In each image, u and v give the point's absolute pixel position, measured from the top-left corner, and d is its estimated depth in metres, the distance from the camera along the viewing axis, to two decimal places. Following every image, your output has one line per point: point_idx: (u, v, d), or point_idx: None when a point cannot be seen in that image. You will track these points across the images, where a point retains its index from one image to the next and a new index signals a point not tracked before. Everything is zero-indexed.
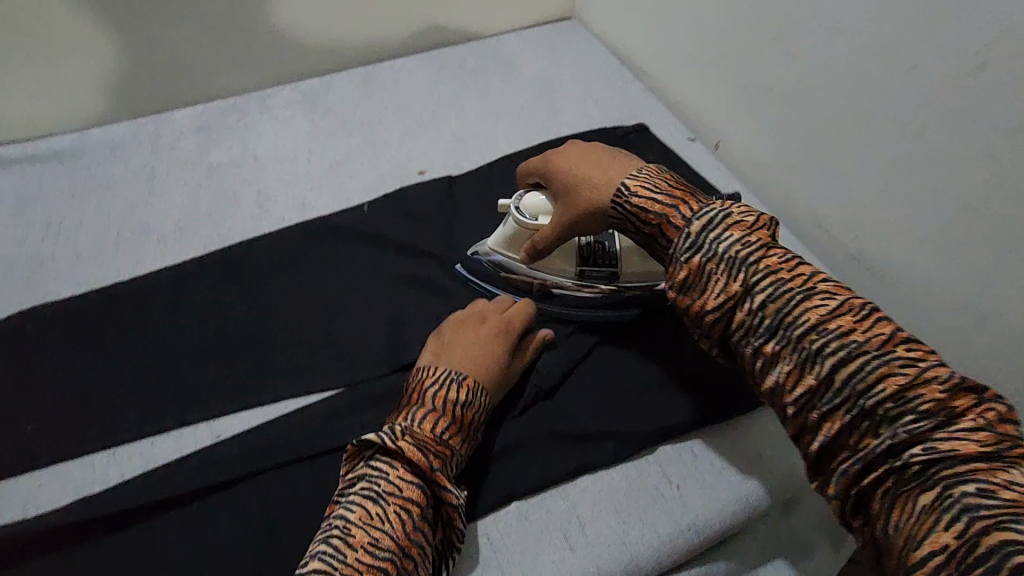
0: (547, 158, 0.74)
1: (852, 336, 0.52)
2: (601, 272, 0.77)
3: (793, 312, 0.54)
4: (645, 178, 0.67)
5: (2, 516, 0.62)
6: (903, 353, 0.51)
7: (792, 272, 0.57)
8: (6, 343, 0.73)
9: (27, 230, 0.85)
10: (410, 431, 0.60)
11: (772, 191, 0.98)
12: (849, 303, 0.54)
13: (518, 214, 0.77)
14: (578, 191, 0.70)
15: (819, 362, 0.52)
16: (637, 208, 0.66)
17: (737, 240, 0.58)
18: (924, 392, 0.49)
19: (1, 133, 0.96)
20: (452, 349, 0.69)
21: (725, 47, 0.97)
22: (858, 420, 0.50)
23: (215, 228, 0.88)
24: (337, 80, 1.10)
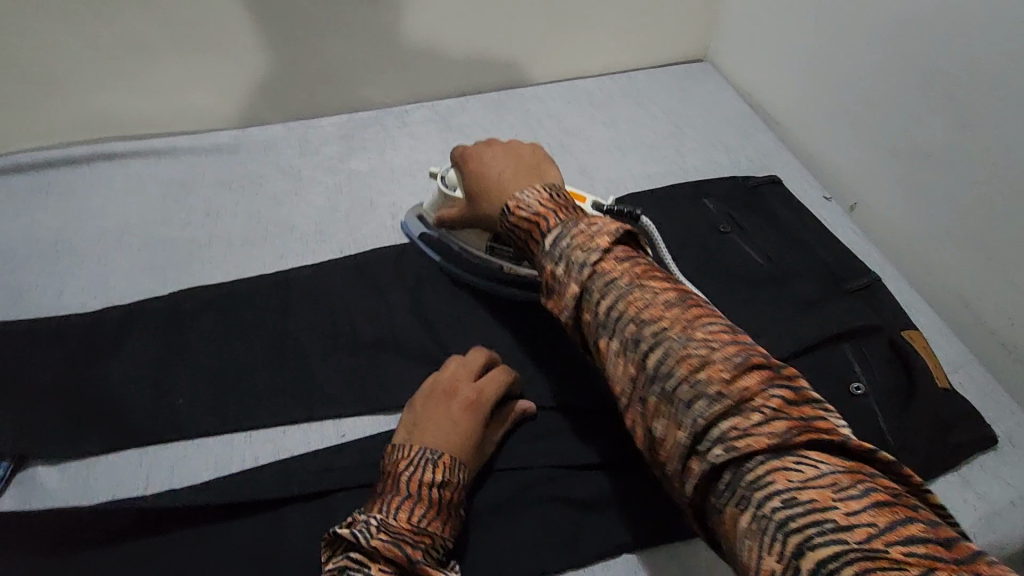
0: (464, 150, 0.76)
1: (716, 386, 0.48)
2: (510, 257, 0.80)
3: (658, 351, 0.52)
4: (526, 195, 0.65)
5: (155, 479, 0.68)
6: (764, 393, 0.48)
7: (662, 309, 0.54)
8: (165, 318, 0.80)
9: (189, 216, 0.94)
10: (385, 526, 0.55)
11: (912, 262, 0.92)
12: (716, 340, 0.51)
13: (442, 185, 0.82)
14: (482, 197, 0.73)
15: (682, 411, 0.49)
16: (518, 227, 0.65)
17: (609, 273, 0.56)
18: (775, 426, 0.46)
19: (174, 124, 1.05)
20: (426, 425, 0.65)
21: (879, 108, 0.93)
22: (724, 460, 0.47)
23: (349, 233, 0.93)
24: (471, 103, 1.14)
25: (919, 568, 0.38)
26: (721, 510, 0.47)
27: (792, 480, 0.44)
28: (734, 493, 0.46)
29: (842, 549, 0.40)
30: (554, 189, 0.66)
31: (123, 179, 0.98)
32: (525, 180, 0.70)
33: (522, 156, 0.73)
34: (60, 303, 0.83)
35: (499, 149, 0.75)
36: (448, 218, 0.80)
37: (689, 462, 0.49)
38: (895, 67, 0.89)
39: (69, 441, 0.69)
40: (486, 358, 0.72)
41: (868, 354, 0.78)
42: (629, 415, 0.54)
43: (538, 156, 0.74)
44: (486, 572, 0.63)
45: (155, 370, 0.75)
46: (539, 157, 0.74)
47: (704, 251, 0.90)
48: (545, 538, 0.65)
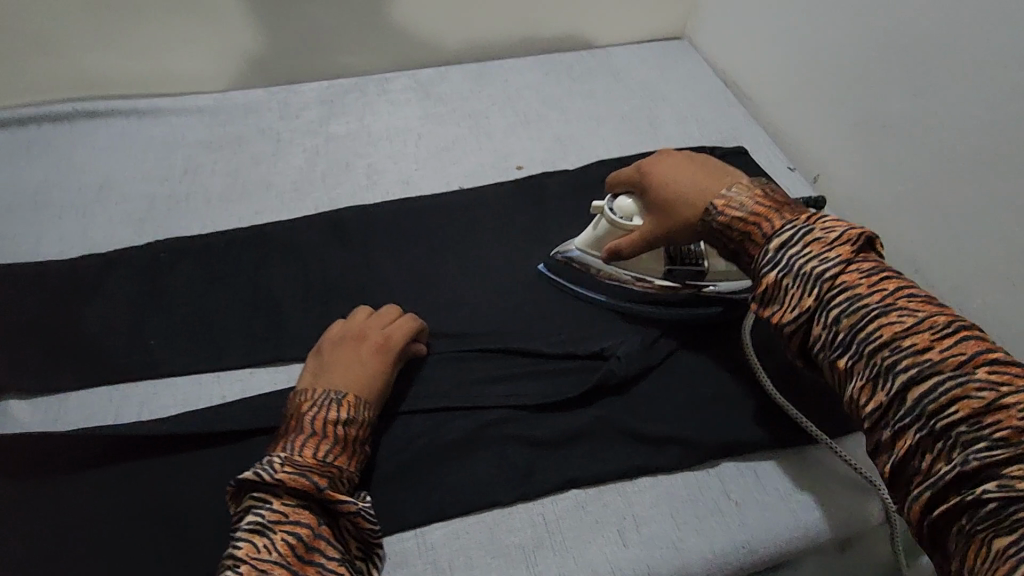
0: (641, 171, 0.76)
1: (925, 359, 0.50)
2: (687, 269, 0.78)
3: (866, 326, 0.53)
4: (734, 193, 0.67)
5: (127, 412, 0.71)
6: (986, 378, 0.47)
7: (871, 286, 0.54)
8: (143, 265, 0.82)
9: (170, 172, 0.96)
10: (290, 461, 0.59)
11: (870, 230, 0.95)
12: (931, 320, 0.51)
13: (609, 214, 0.77)
14: (679, 205, 0.70)
15: (891, 379, 0.51)
16: (725, 224, 0.66)
17: (815, 255, 0.57)
18: (1000, 419, 0.46)
19: (157, 85, 1.07)
20: (332, 369, 0.68)
21: (844, 82, 0.96)
22: (939, 448, 0.48)
23: (326, 192, 0.95)
24: (451, 73, 1.16)
25: None
26: (933, 491, 0.48)
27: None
28: (960, 479, 0.46)
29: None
30: (757, 185, 0.68)
31: (104, 136, 1.00)
32: (719, 182, 0.70)
33: (699, 161, 0.73)
34: (39, 252, 0.85)
35: (674, 158, 0.74)
36: (629, 244, 0.76)
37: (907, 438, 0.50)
38: (860, 42, 0.92)
39: (45, 376, 0.72)
40: (393, 308, 0.75)
41: None
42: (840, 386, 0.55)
43: (714, 161, 0.74)
44: (440, 503, 0.66)
45: (130, 313, 0.78)
46: (716, 161, 0.74)
47: None
48: (499, 473, 0.68)
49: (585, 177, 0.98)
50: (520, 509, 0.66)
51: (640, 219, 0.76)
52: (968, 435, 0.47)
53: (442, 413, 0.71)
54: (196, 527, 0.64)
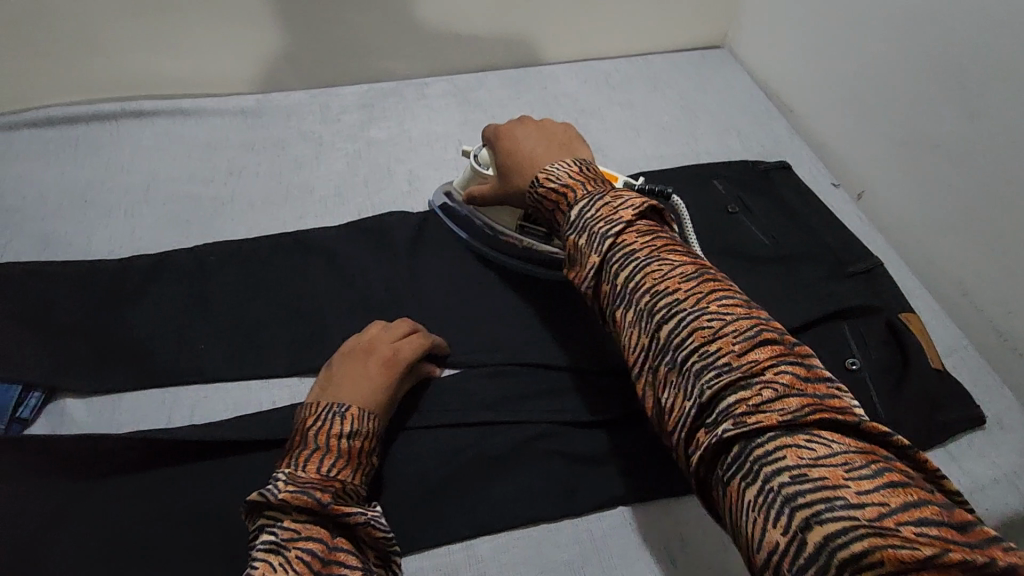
0: (498, 133, 0.80)
1: (698, 312, 0.53)
2: (540, 231, 0.83)
3: (649, 285, 0.56)
4: (556, 167, 0.70)
5: (176, 416, 0.72)
6: (754, 338, 0.50)
7: (660, 251, 0.58)
8: (190, 268, 0.83)
9: (213, 174, 0.97)
10: (292, 478, 0.57)
11: (914, 250, 0.95)
12: (712, 285, 0.54)
13: (473, 162, 0.85)
14: (515, 171, 0.76)
15: (698, 380, 0.50)
16: (545, 195, 0.69)
17: (608, 222, 0.60)
18: (769, 377, 0.48)
19: (200, 87, 1.08)
20: (339, 382, 0.68)
21: (892, 99, 0.94)
22: (705, 400, 0.49)
23: (366, 198, 0.96)
24: (490, 79, 1.16)
25: (937, 550, 0.37)
26: (726, 482, 0.47)
27: (803, 456, 0.44)
28: (743, 465, 0.46)
29: (849, 523, 0.39)
30: (583, 164, 0.71)
31: (149, 136, 1.01)
32: (555, 154, 0.75)
33: (550, 132, 0.79)
34: (89, 252, 0.87)
35: (531, 126, 0.79)
36: (480, 196, 0.83)
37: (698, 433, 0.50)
38: (908, 59, 0.90)
39: (95, 377, 0.73)
40: (405, 322, 0.75)
41: (865, 334, 0.80)
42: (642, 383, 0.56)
43: (567, 134, 0.79)
44: (489, 516, 0.66)
45: (178, 316, 0.79)
46: (569, 135, 0.79)
47: (713, 230, 0.92)
48: (544, 488, 0.68)
49: None
50: (566, 525, 0.67)
51: (493, 173, 0.83)
52: (750, 427, 0.46)
53: (488, 427, 0.72)
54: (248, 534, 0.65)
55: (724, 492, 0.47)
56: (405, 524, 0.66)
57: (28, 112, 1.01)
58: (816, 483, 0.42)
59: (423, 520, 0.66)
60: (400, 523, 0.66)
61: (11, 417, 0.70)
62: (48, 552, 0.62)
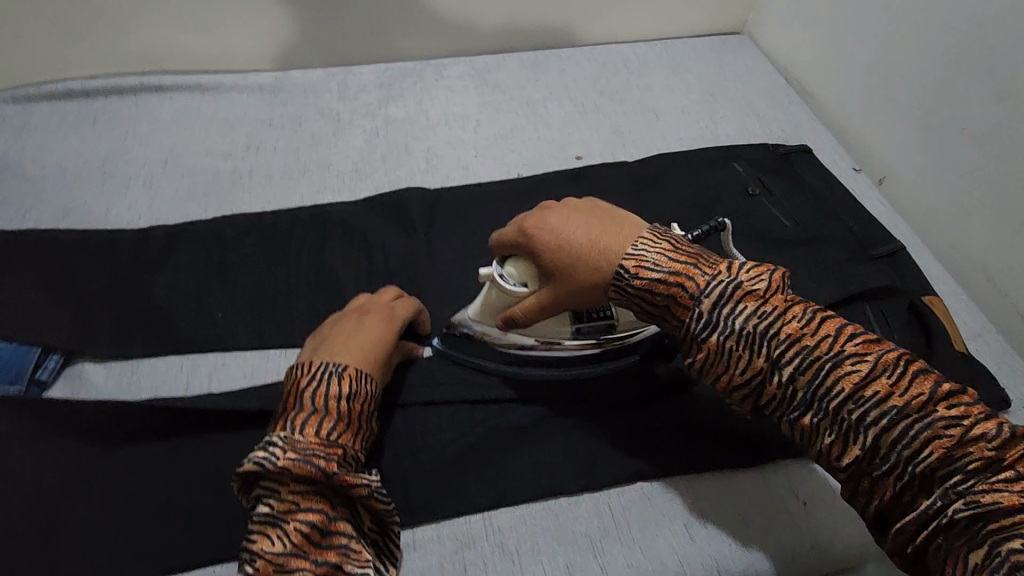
0: (525, 231, 0.63)
1: (880, 401, 0.49)
2: (599, 325, 0.69)
3: (825, 381, 0.51)
4: (642, 249, 0.59)
5: (195, 384, 0.72)
6: (942, 413, 0.48)
7: (816, 336, 0.52)
8: (209, 239, 0.83)
9: (232, 149, 0.97)
10: (292, 444, 0.56)
11: (937, 236, 0.94)
12: (882, 363, 0.50)
13: (501, 284, 0.66)
14: (576, 270, 0.61)
15: (862, 433, 0.50)
16: (645, 287, 0.58)
17: (753, 312, 0.54)
18: (971, 451, 0.46)
19: (219, 63, 1.08)
20: (331, 343, 0.66)
21: (918, 83, 0.93)
22: (913, 483, 0.49)
23: (385, 174, 0.95)
24: (508, 61, 1.16)
25: None
26: (910, 520, 0.48)
27: None
28: (938, 505, 0.47)
29: None
30: (658, 235, 0.61)
31: (168, 110, 1.01)
32: (621, 236, 0.61)
33: (588, 210, 0.64)
34: (108, 221, 0.87)
35: (561, 210, 0.64)
36: (523, 314, 0.66)
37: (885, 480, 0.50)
38: (937, 44, 0.89)
39: (115, 343, 0.73)
40: (390, 291, 0.74)
41: (888, 316, 0.79)
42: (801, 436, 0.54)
43: (602, 205, 0.65)
44: (506, 489, 0.66)
45: (197, 286, 0.78)
46: (603, 206, 0.65)
47: (733, 213, 0.91)
48: (564, 461, 0.68)
49: (646, 170, 0.97)
50: (585, 498, 0.66)
51: (531, 282, 0.65)
52: (938, 467, 0.47)
53: (506, 401, 0.71)
54: None
55: (908, 529, 0.48)
56: (425, 493, 0.66)
57: (47, 84, 1.01)
58: (990, 508, 0.45)
59: (443, 489, 0.66)
60: (417, 492, 0.66)
61: (30, 379, 0.70)
62: (69, 511, 0.63)
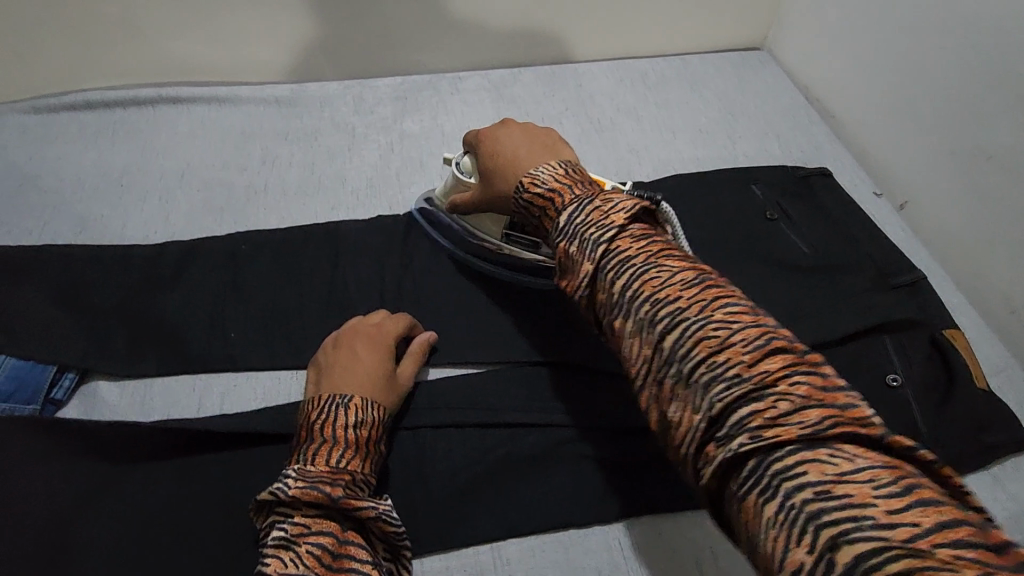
0: (479, 135, 0.76)
1: (710, 338, 0.47)
2: (526, 240, 0.79)
3: (666, 321, 0.50)
4: (540, 172, 0.65)
5: (207, 404, 0.72)
6: (765, 352, 0.45)
7: (666, 277, 0.52)
8: (224, 256, 0.83)
9: (247, 162, 0.97)
10: (301, 474, 0.58)
11: (959, 264, 0.92)
12: (725, 306, 0.49)
13: (455, 168, 0.80)
14: (497, 176, 0.71)
15: (688, 372, 0.48)
16: (531, 202, 0.65)
17: (620, 251, 0.55)
18: (789, 397, 0.43)
19: (236, 74, 1.08)
20: (333, 374, 0.67)
21: (942, 109, 0.91)
22: (719, 422, 0.45)
23: (399, 190, 0.95)
24: (525, 75, 1.15)
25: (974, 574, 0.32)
26: (742, 500, 0.42)
27: (827, 473, 0.39)
28: (759, 479, 0.41)
29: (879, 545, 0.34)
30: (565, 167, 0.66)
31: (185, 122, 1.01)
32: (538, 157, 0.69)
33: (536, 134, 0.73)
34: (124, 235, 0.87)
35: (514, 130, 0.74)
36: (461, 202, 0.78)
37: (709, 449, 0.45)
38: (965, 69, 0.87)
39: (129, 361, 0.73)
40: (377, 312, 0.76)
41: (907, 348, 0.77)
42: (665, 425, 0.49)
43: (552, 138, 0.73)
44: (518, 520, 0.65)
45: (211, 303, 0.79)
46: (552, 137, 0.73)
47: (750, 236, 0.90)
48: (575, 493, 0.67)
49: (662, 190, 0.96)
50: (596, 531, 0.66)
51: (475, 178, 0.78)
52: (758, 437, 0.42)
53: (518, 429, 0.71)
54: None
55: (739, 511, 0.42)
56: (435, 522, 0.65)
57: (68, 95, 1.02)
58: (837, 498, 0.37)
59: (453, 519, 0.65)
60: (427, 521, 0.65)
61: (46, 398, 0.70)
62: (78, 534, 0.62)
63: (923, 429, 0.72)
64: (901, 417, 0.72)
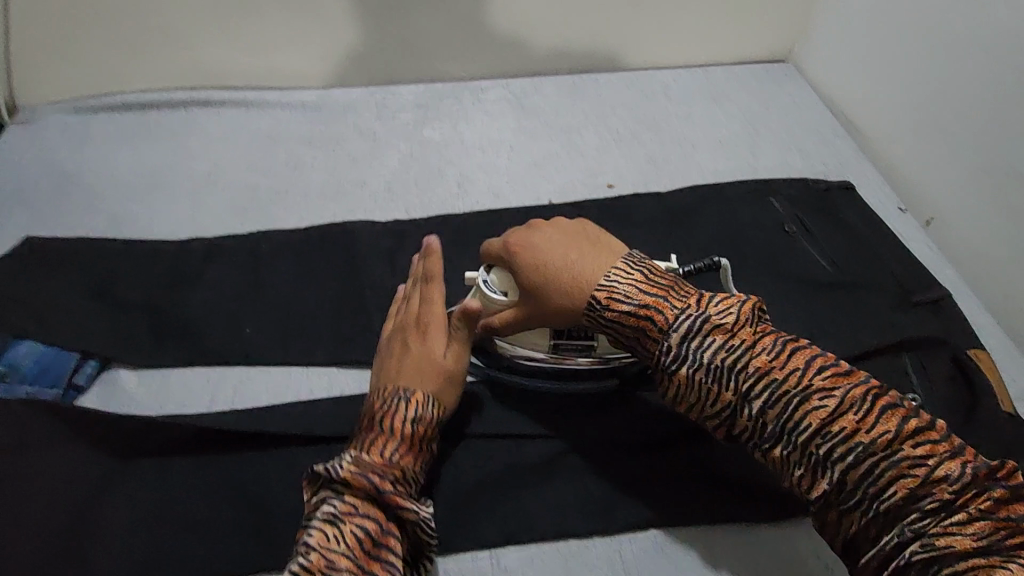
0: (512, 248, 0.69)
1: (835, 428, 0.54)
2: (576, 346, 0.72)
3: (790, 413, 0.56)
4: (616, 282, 0.64)
5: (219, 400, 0.74)
6: (886, 437, 0.52)
7: (775, 365, 0.57)
8: (244, 255, 0.85)
9: (272, 164, 1.00)
10: (356, 460, 0.59)
11: (989, 285, 0.89)
12: (836, 394, 0.55)
13: (485, 287, 0.71)
14: (559, 293, 0.66)
15: (825, 466, 0.54)
16: (616, 319, 0.64)
17: (720, 344, 0.59)
18: (915, 477, 0.51)
19: (264, 79, 1.11)
20: (389, 361, 0.68)
21: (975, 123, 0.88)
22: (865, 511, 0.53)
23: (417, 197, 0.97)
24: (547, 85, 1.16)
25: None
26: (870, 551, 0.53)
27: (947, 532, 0.49)
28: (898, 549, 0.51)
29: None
30: (634, 265, 0.66)
31: (215, 124, 1.05)
32: (596, 263, 0.66)
33: (575, 232, 0.70)
34: (152, 233, 0.91)
35: (548, 230, 0.70)
36: (500, 322, 0.70)
37: (849, 522, 0.54)
38: (999, 79, 0.84)
39: (148, 355, 0.76)
40: (433, 264, 0.71)
41: (928, 368, 0.75)
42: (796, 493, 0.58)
43: (590, 232, 0.70)
44: (517, 527, 0.65)
45: (228, 300, 0.81)
46: (589, 233, 0.70)
47: (768, 250, 0.88)
48: (577, 503, 0.67)
49: (679, 201, 0.95)
50: (597, 544, 0.65)
51: (512, 295, 0.70)
52: (886, 499, 0.52)
53: (521, 437, 0.71)
54: (281, 517, 0.65)
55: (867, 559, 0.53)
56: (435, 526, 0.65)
57: (108, 97, 1.07)
58: (941, 548, 0.49)
59: (453, 523, 0.66)
60: None
61: (68, 384, 0.73)
62: (91, 517, 0.64)
63: None
64: None
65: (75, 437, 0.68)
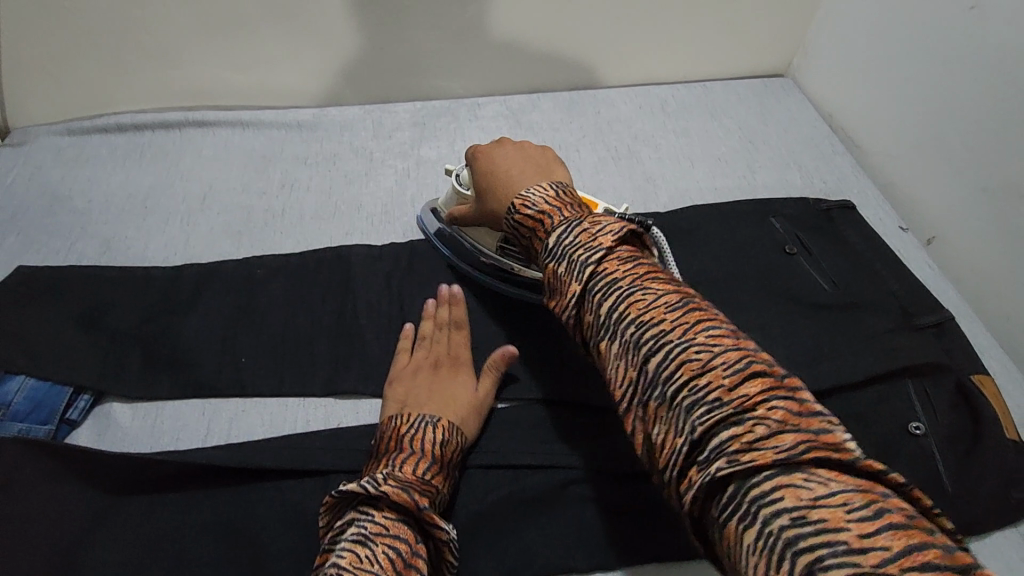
0: (479, 153, 0.76)
1: (671, 334, 0.46)
2: (519, 256, 0.80)
3: (624, 312, 0.49)
4: (532, 193, 0.64)
5: (214, 433, 0.73)
6: (734, 358, 0.43)
7: (630, 271, 0.51)
8: (239, 280, 0.84)
9: (267, 186, 0.99)
10: (392, 476, 0.59)
11: (990, 305, 0.88)
12: (677, 302, 0.48)
13: (456, 181, 0.82)
14: (492, 198, 0.72)
15: (653, 374, 0.46)
16: (522, 222, 0.63)
17: (583, 243, 0.55)
18: (747, 400, 0.41)
19: (259, 98, 1.10)
20: (415, 393, 0.70)
21: (976, 141, 0.87)
22: (693, 443, 0.42)
23: (413, 218, 0.96)
24: (544, 102, 1.15)
25: None
26: (721, 525, 0.39)
27: (802, 497, 0.36)
28: (738, 506, 0.38)
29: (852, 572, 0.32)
30: (556, 185, 0.64)
31: (209, 145, 1.04)
32: (532, 179, 0.68)
33: (533, 156, 0.73)
34: (145, 258, 0.90)
35: (510, 148, 0.74)
36: (460, 215, 0.80)
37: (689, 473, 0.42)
38: (998, 97, 0.84)
39: (141, 386, 0.75)
40: (459, 313, 0.78)
41: (931, 394, 0.74)
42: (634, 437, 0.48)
43: (549, 158, 0.73)
44: (519, 564, 0.64)
45: (223, 328, 0.80)
46: (549, 159, 0.73)
47: (768, 272, 0.88)
48: (578, 537, 0.66)
49: (678, 221, 0.95)
50: None
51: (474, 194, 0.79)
52: (707, 422, 0.42)
53: (522, 469, 0.70)
54: (277, 555, 0.64)
55: (720, 538, 0.39)
56: None
57: (102, 118, 1.06)
58: (762, 482, 0.38)
59: None
60: None
61: (61, 418, 0.72)
62: (85, 558, 0.63)
63: (947, 481, 0.69)
64: (923, 469, 0.69)
65: (68, 474, 0.67)
